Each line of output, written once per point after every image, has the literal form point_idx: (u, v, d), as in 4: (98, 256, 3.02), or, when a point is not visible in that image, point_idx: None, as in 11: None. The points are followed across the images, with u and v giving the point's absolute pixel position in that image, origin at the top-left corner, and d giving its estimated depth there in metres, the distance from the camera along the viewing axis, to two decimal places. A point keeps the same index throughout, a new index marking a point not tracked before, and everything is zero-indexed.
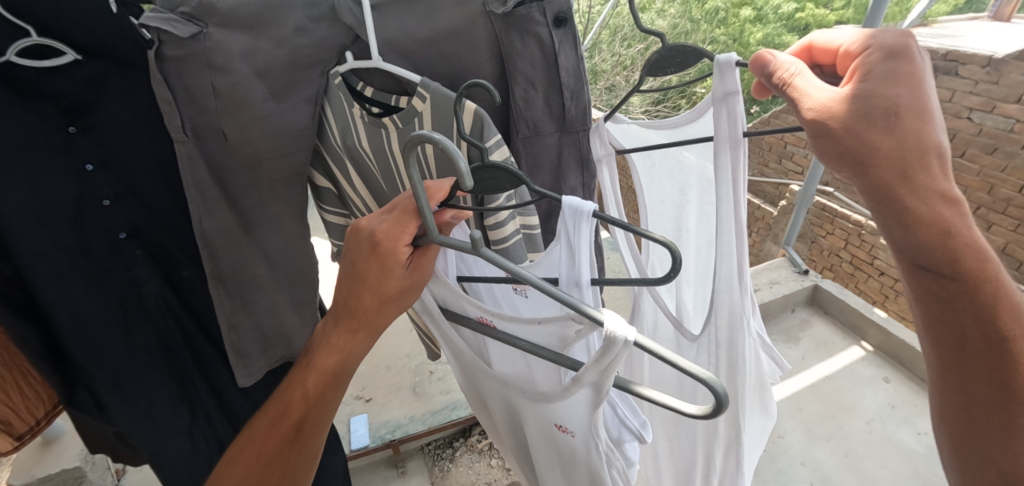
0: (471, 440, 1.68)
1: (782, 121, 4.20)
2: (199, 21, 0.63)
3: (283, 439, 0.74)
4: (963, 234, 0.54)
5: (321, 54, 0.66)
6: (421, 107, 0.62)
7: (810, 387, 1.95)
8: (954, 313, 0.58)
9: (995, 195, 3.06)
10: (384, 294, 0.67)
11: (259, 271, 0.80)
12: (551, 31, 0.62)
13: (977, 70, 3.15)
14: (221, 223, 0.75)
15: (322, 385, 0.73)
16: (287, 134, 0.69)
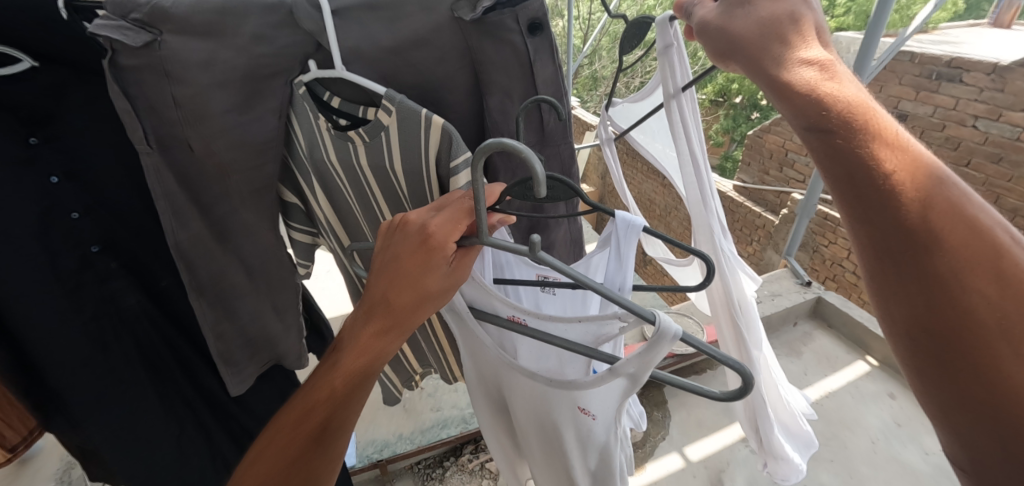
0: (462, 459, 1.63)
1: (783, 129, 4.17)
2: (153, 28, 0.58)
3: (300, 447, 0.62)
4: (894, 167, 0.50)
5: (283, 63, 0.62)
6: (387, 121, 0.59)
7: (813, 405, 1.89)
8: (912, 262, 0.49)
9: (1001, 205, 3.00)
10: (425, 291, 0.59)
11: (236, 278, 0.77)
12: (524, 40, 0.58)
13: (982, 77, 3.14)
14: (195, 233, 0.70)
15: (350, 386, 0.62)
16: (252, 146, 0.66)
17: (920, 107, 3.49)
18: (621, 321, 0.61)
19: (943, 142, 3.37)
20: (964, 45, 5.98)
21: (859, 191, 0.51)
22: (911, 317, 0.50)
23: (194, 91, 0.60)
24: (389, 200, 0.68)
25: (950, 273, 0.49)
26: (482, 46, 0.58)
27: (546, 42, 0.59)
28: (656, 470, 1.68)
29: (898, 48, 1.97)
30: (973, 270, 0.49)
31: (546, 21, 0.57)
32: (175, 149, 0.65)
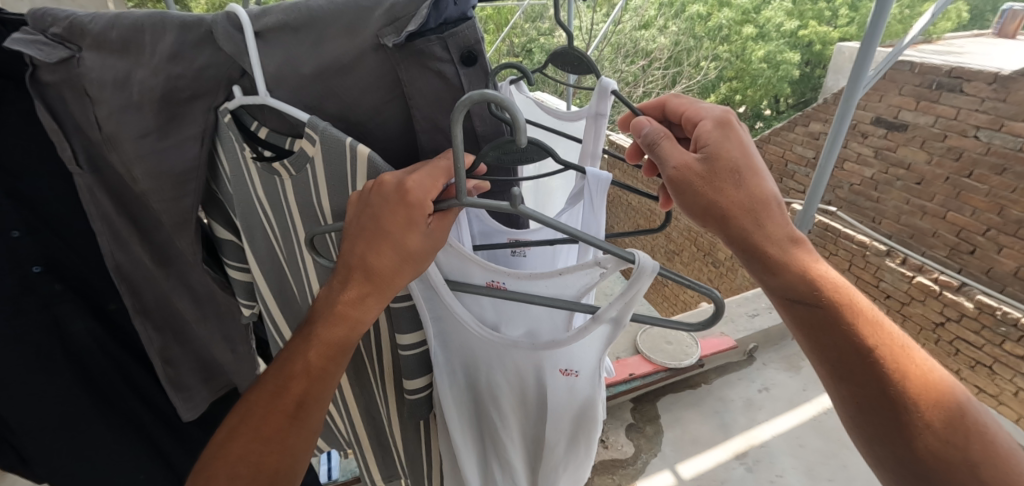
0: None
1: (783, 138, 4.14)
2: (73, 44, 0.59)
3: (275, 430, 0.61)
4: (840, 323, 0.61)
5: (206, 87, 0.61)
6: (310, 151, 0.57)
7: (811, 422, 1.82)
8: (868, 387, 0.60)
9: (1005, 217, 2.93)
10: (406, 252, 0.56)
11: (182, 306, 0.81)
12: (458, 70, 0.55)
13: (983, 87, 3.11)
14: (135, 257, 0.74)
15: (328, 363, 0.63)
16: (168, 176, 0.64)
17: (920, 117, 3.45)
18: (598, 268, 0.61)
19: (944, 152, 3.31)
20: (971, 54, 5.91)
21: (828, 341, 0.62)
22: (901, 444, 0.58)
23: (103, 112, 0.61)
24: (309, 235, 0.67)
25: (914, 416, 0.58)
26: (408, 73, 0.56)
27: (481, 71, 0.56)
28: None
29: (893, 58, 1.94)
30: (925, 406, 0.59)
31: (481, 50, 0.55)
32: (108, 170, 0.68)
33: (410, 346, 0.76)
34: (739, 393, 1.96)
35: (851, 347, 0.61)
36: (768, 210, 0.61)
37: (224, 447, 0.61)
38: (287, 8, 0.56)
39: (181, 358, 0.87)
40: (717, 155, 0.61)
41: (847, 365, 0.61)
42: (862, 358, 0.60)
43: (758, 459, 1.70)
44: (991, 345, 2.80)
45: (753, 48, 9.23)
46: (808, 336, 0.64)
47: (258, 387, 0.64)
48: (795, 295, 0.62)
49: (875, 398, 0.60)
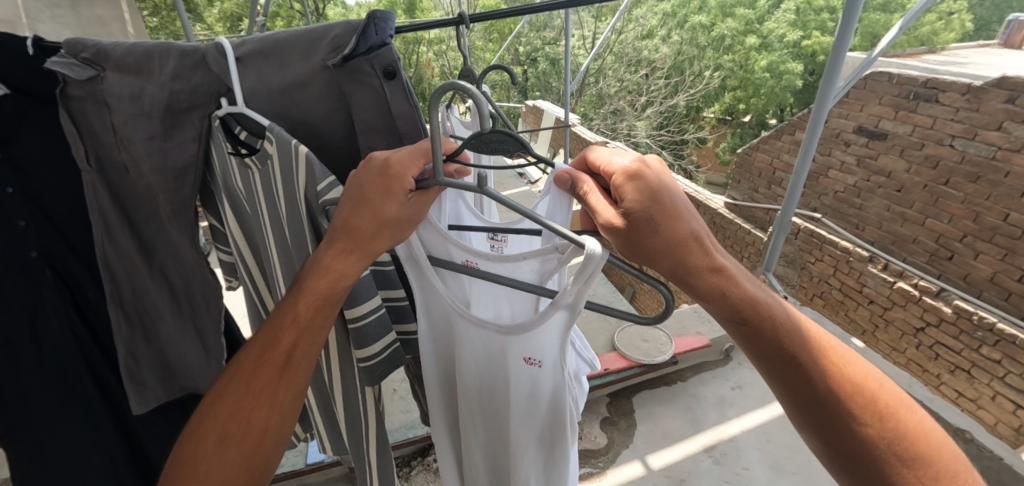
0: (428, 460, 1.67)
1: (771, 147, 4.23)
2: (97, 66, 0.70)
3: (273, 374, 0.66)
4: (779, 337, 0.63)
5: (199, 99, 0.72)
6: (271, 150, 0.67)
7: (780, 418, 1.87)
8: (813, 398, 0.62)
9: (981, 224, 3.03)
10: (385, 219, 0.63)
11: (157, 298, 0.86)
12: (382, 83, 0.67)
13: (957, 97, 3.16)
14: (121, 250, 0.80)
15: (317, 313, 0.67)
16: (172, 170, 0.74)
17: (900, 126, 3.52)
18: (559, 253, 0.65)
19: (922, 161, 3.38)
20: (969, 65, 5.95)
21: (789, 381, 0.63)
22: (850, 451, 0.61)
23: (119, 119, 0.71)
24: (275, 225, 0.76)
25: (858, 424, 0.61)
26: (349, 86, 0.68)
27: (401, 85, 0.68)
28: (618, 476, 1.70)
29: (864, 69, 2.02)
30: (866, 417, 0.61)
31: (399, 68, 0.67)
32: (113, 169, 0.77)
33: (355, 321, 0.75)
34: (712, 390, 2.02)
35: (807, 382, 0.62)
36: (714, 262, 0.61)
37: (218, 397, 0.66)
38: (259, 39, 0.68)
39: (142, 352, 0.87)
40: (640, 219, 0.59)
41: (812, 403, 0.62)
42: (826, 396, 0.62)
43: (725, 453, 1.76)
44: (967, 350, 2.99)
45: (754, 60, 9.42)
46: (755, 354, 0.65)
47: (253, 340, 0.68)
48: (735, 317, 0.63)
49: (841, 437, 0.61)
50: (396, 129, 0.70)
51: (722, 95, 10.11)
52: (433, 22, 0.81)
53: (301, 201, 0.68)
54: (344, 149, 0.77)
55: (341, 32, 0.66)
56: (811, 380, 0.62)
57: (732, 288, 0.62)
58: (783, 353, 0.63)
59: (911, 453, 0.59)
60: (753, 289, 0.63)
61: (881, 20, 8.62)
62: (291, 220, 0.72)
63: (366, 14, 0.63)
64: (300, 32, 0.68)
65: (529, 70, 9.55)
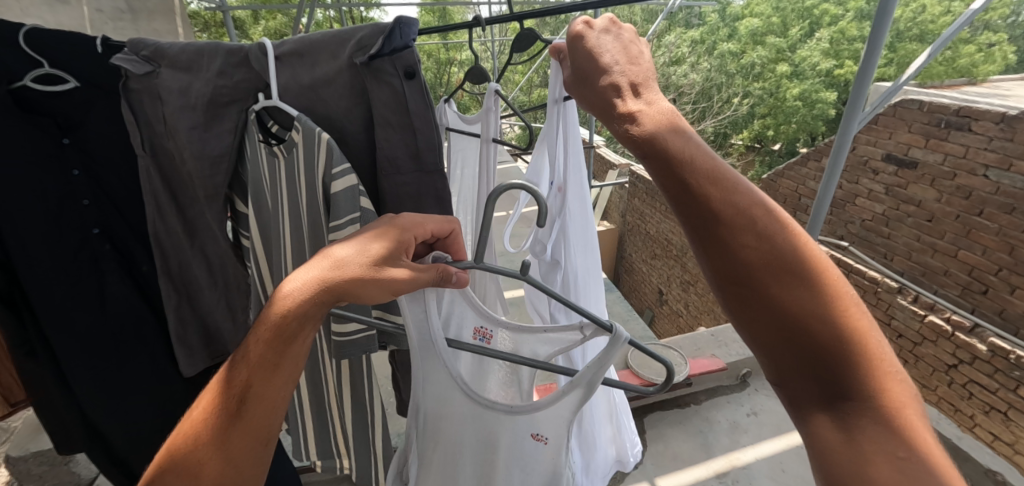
0: None
1: (797, 173, 4.17)
2: (153, 62, 0.77)
3: (226, 410, 0.59)
4: (709, 185, 0.56)
5: (237, 95, 0.79)
6: (297, 139, 0.73)
7: (795, 448, 1.81)
8: (734, 263, 0.54)
9: (1016, 257, 2.91)
10: (374, 280, 0.59)
11: (198, 273, 0.93)
12: (402, 82, 0.74)
13: (991, 126, 3.06)
14: (168, 227, 0.88)
15: (273, 352, 0.59)
16: (208, 158, 0.81)
17: (930, 155, 3.44)
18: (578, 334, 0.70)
19: (954, 191, 3.29)
20: (1011, 97, 5.74)
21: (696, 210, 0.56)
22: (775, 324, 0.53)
23: (171, 111, 0.78)
24: (295, 212, 0.82)
25: (781, 290, 0.53)
26: (370, 83, 0.74)
27: (419, 84, 0.75)
28: None
29: (889, 95, 2.00)
30: (793, 278, 0.53)
31: (419, 69, 0.74)
32: (163, 154, 0.84)
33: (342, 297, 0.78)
34: (725, 416, 1.97)
35: (713, 204, 0.55)
36: (641, 116, 0.61)
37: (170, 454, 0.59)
38: (297, 40, 0.74)
39: (189, 320, 0.97)
40: (588, 66, 0.69)
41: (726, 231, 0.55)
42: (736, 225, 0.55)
43: (736, 479, 1.71)
44: (1003, 390, 2.86)
45: (784, 88, 9.37)
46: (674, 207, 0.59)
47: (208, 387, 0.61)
48: (652, 154, 0.59)
49: (753, 270, 0.53)
50: (412, 125, 0.76)
51: (750, 122, 10.02)
52: (451, 26, 0.87)
53: (318, 186, 0.73)
54: (363, 143, 0.82)
55: (368, 33, 0.72)
56: (740, 232, 0.55)
57: (651, 125, 0.60)
58: (707, 198, 0.56)
59: (821, 300, 0.52)
60: (667, 134, 0.59)
61: (918, 51, 8.45)
62: (309, 205, 0.78)
63: (394, 19, 0.70)
64: (332, 33, 0.74)
65: None
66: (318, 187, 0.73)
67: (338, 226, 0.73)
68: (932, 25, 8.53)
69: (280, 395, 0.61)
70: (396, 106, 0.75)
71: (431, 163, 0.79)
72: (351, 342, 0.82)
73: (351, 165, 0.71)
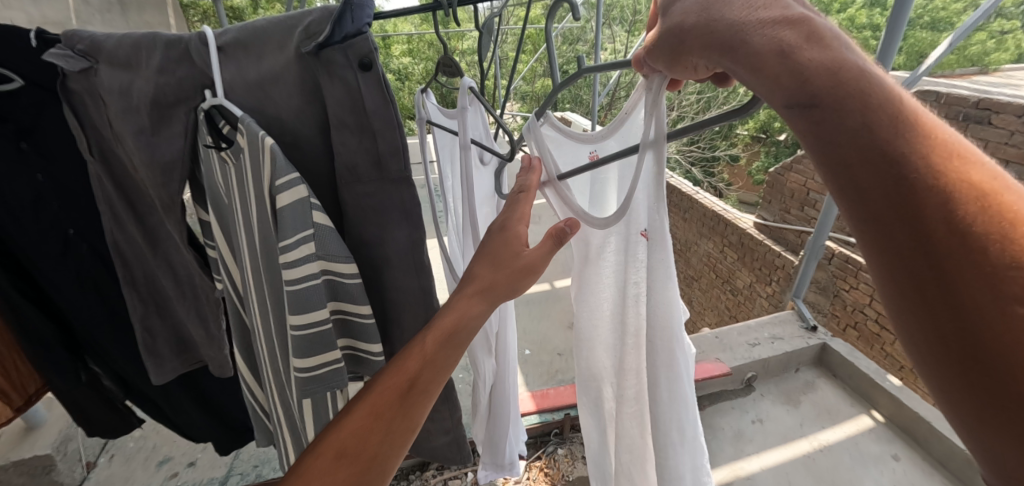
0: (426, 474, 1.62)
1: (805, 166, 4.05)
2: (91, 58, 0.68)
3: (380, 428, 0.62)
4: (884, 135, 0.43)
5: (183, 94, 0.70)
6: (242, 143, 0.66)
7: (803, 458, 1.73)
8: (914, 255, 0.41)
9: None
10: (507, 266, 0.72)
11: (164, 284, 0.90)
12: (357, 75, 0.66)
13: (1012, 119, 2.93)
14: (131, 237, 0.84)
15: (407, 403, 0.64)
16: (158, 165, 0.73)
17: None
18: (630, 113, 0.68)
19: None
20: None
21: (853, 158, 0.43)
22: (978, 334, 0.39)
23: (112, 114, 0.70)
24: (247, 224, 0.75)
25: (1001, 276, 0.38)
26: (323, 78, 0.67)
27: (377, 78, 0.67)
28: None
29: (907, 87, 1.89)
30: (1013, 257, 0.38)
31: (375, 59, 0.65)
32: (115, 160, 0.78)
33: (301, 325, 0.70)
34: (729, 422, 1.87)
35: (905, 177, 0.41)
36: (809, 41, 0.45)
37: (331, 437, 0.61)
38: (240, 27, 0.68)
39: (158, 331, 0.94)
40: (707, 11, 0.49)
41: (878, 199, 0.43)
42: (940, 240, 0.40)
43: None
44: None
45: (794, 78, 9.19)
46: (839, 173, 0.45)
47: (372, 381, 0.66)
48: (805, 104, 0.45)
49: (895, 214, 0.42)
50: (368, 125, 0.69)
51: (758, 113, 9.85)
52: (410, 10, 0.77)
53: (262, 195, 0.66)
54: (319, 153, 0.76)
55: (317, 18, 0.65)
56: (929, 198, 0.41)
57: (811, 62, 0.44)
58: (878, 153, 0.42)
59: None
60: (848, 66, 0.45)
61: (930, 40, 8.25)
62: (261, 218, 0.69)
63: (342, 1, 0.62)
64: (277, 20, 0.68)
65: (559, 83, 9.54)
66: (266, 199, 0.66)
67: (301, 256, 0.66)
68: (946, 13, 8.28)
69: (406, 447, 0.64)
70: (350, 105, 0.68)
71: (393, 170, 0.72)
72: (311, 374, 0.74)
73: (300, 175, 0.65)
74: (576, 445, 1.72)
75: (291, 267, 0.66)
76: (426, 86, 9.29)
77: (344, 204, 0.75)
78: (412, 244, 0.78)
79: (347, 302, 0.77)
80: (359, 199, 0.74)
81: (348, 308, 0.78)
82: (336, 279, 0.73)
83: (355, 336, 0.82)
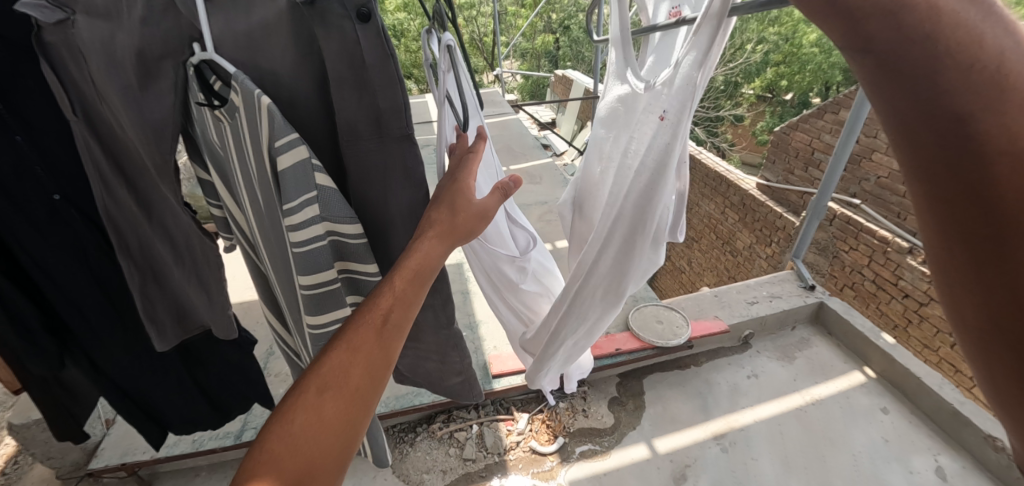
0: (433, 427, 1.68)
1: (811, 125, 3.98)
2: (66, 8, 0.62)
3: (359, 372, 0.61)
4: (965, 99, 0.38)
5: (171, 50, 0.68)
6: (238, 102, 0.63)
7: (796, 411, 1.79)
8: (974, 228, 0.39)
9: None
10: (468, 209, 0.73)
11: (161, 251, 0.88)
12: (354, 27, 0.63)
13: None
14: (124, 203, 0.80)
15: (384, 338, 0.64)
16: (149, 125, 0.71)
17: None
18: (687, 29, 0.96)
19: None
20: None
21: (926, 123, 0.39)
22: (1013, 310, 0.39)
23: (95, 72, 0.66)
24: (249, 184, 0.74)
25: None
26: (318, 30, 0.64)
27: (375, 29, 0.64)
28: (622, 456, 1.60)
29: None
30: None
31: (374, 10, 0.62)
32: (101, 122, 0.73)
33: (309, 286, 0.73)
34: (726, 378, 1.92)
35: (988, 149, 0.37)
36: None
37: (310, 387, 0.58)
38: None
39: (157, 300, 0.91)
40: None
41: (948, 176, 0.39)
42: (1002, 195, 0.37)
43: (734, 441, 1.67)
44: None
45: (804, 33, 8.86)
46: (909, 138, 0.41)
47: (346, 327, 0.63)
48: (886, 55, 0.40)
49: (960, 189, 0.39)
50: (367, 80, 0.66)
51: (765, 70, 9.59)
52: None
53: (262, 159, 0.65)
54: (317, 110, 0.74)
55: None
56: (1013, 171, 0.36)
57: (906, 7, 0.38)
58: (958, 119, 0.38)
59: None
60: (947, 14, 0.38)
61: None
62: (263, 180, 0.68)
63: None
64: None
65: (561, 38, 9.21)
66: (266, 162, 0.65)
67: (306, 218, 0.66)
68: None
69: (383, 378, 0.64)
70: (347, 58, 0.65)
71: (394, 128, 0.70)
72: (326, 328, 0.77)
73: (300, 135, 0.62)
74: (577, 399, 1.78)
75: (301, 228, 0.66)
76: (423, 42, 8.91)
77: (344, 161, 0.73)
78: (414, 203, 0.78)
79: (355, 262, 0.77)
80: (361, 158, 0.72)
81: (354, 267, 0.78)
82: (339, 239, 0.73)
83: (362, 292, 0.84)
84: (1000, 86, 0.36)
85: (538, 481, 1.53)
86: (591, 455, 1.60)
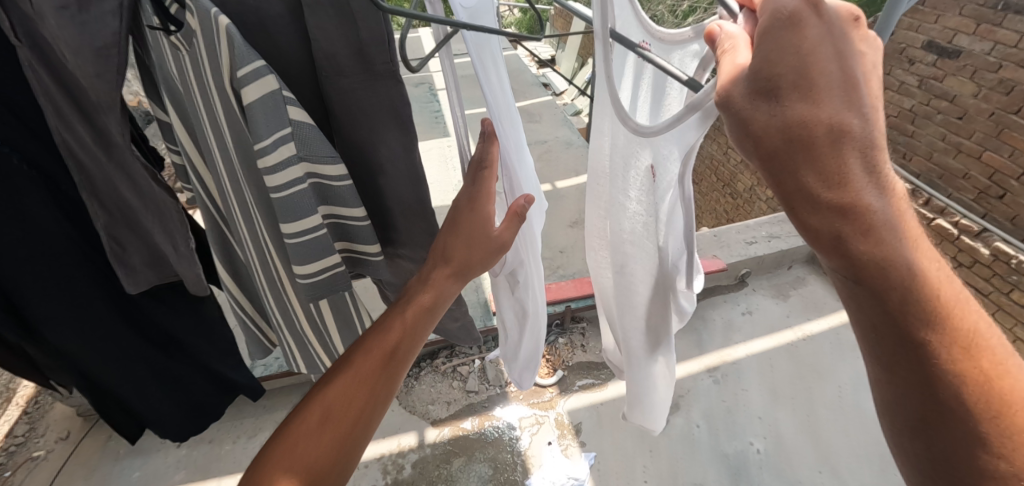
0: (436, 362, 1.71)
1: None
2: None
3: (359, 401, 0.60)
4: (828, 143, 0.40)
5: None
6: (194, 29, 0.54)
7: (787, 347, 1.84)
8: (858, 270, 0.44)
9: None
10: (482, 241, 0.65)
11: (127, 197, 0.70)
12: None
13: None
14: (78, 138, 0.63)
15: (388, 372, 0.63)
16: (94, 45, 0.50)
17: (977, 43, 2.95)
18: None
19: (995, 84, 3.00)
20: None
21: (793, 172, 0.42)
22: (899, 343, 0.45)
23: None
24: (212, 124, 0.64)
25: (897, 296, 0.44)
26: None
27: None
28: (619, 389, 1.65)
29: None
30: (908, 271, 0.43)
31: None
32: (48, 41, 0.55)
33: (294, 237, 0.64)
34: (720, 315, 1.96)
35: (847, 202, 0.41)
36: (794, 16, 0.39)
37: (307, 415, 0.59)
38: None
39: (132, 252, 0.77)
40: None
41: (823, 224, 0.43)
42: (855, 238, 0.42)
43: (726, 374, 1.73)
44: (997, 293, 2.92)
45: None
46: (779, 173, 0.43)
47: (346, 360, 0.63)
48: (775, 87, 0.40)
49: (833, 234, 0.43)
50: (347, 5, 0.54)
51: None
52: None
53: (227, 93, 0.56)
54: (287, 44, 0.60)
55: None
56: (859, 211, 0.42)
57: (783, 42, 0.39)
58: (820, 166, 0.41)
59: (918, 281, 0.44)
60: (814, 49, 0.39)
61: None
62: (228, 119, 0.60)
63: None
64: None
65: None
66: (230, 96, 0.56)
67: (280, 162, 0.58)
68: None
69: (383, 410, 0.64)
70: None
71: (381, 66, 0.58)
72: (316, 282, 0.70)
73: (266, 62, 0.54)
74: (576, 334, 1.82)
75: (274, 173, 0.58)
76: None
77: (329, 104, 0.62)
78: (404, 148, 0.67)
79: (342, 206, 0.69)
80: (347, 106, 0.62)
81: (342, 212, 0.70)
82: (321, 182, 0.65)
83: (350, 238, 0.76)
84: (833, 122, 0.40)
85: (538, 411, 1.60)
86: (589, 387, 1.65)
